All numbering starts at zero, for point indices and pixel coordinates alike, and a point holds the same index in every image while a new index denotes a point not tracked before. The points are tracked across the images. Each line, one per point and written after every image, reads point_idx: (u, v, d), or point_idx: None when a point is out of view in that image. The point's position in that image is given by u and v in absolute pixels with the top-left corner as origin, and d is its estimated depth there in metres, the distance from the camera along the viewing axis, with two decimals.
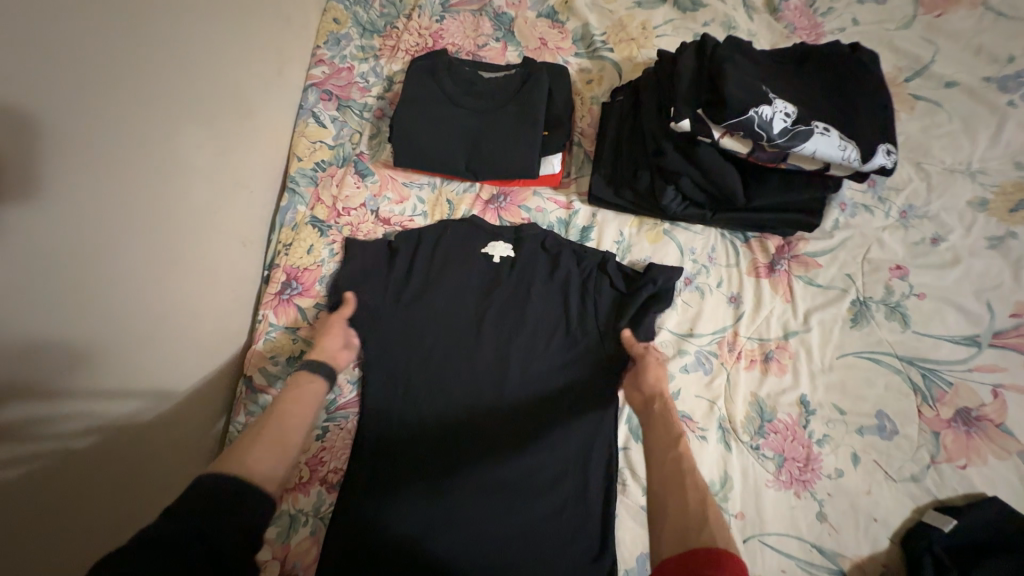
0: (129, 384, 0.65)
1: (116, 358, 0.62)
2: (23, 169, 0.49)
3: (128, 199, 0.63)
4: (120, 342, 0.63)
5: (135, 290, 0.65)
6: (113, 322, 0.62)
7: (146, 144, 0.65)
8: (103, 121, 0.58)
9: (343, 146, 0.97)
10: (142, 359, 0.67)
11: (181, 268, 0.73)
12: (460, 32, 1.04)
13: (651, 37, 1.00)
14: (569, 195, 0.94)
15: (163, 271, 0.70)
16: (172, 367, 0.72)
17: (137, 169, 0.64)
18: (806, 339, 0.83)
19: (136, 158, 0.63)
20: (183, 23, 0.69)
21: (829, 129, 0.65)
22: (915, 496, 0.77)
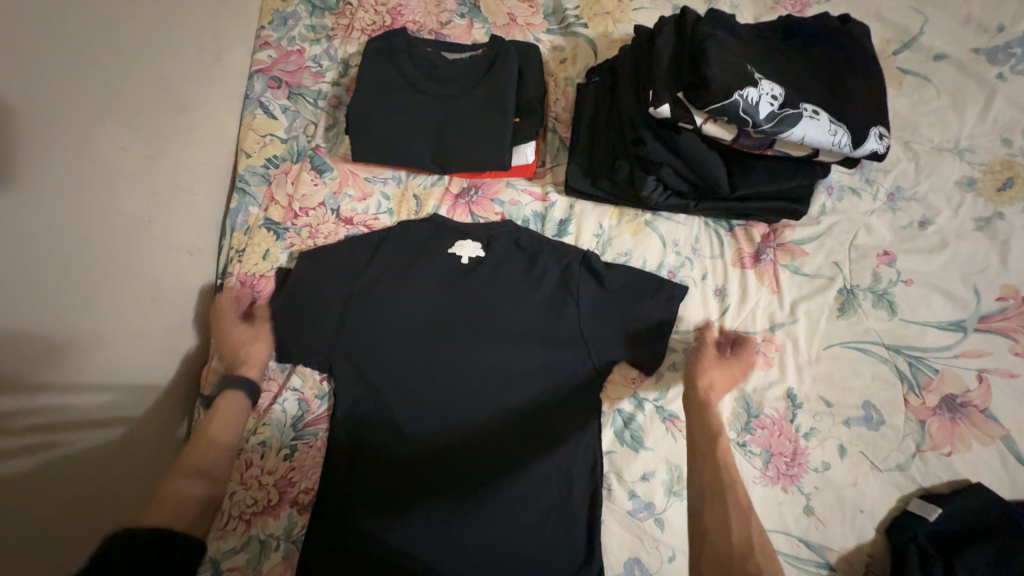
0: (60, 416, 0.58)
1: (37, 394, 0.56)
2: None
3: (30, 215, 0.54)
4: (39, 376, 0.56)
5: (56, 318, 0.58)
6: (30, 356, 0.55)
7: (50, 151, 0.56)
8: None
9: (297, 139, 0.88)
10: (71, 391, 0.60)
11: (110, 287, 0.65)
12: (421, 8, 0.95)
13: (627, 10, 0.92)
14: (545, 186, 0.88)
15: (88, 293, 0.62)
16: (110, 396, 0.66)
17: (38, 180, 0.55)
18: (792, 331, 0.81)
19: (34, 167, 0.55)
20: (87, 5, 0.59)
21: (818, 112, 0.60)
22: (900, 485, 0.76)
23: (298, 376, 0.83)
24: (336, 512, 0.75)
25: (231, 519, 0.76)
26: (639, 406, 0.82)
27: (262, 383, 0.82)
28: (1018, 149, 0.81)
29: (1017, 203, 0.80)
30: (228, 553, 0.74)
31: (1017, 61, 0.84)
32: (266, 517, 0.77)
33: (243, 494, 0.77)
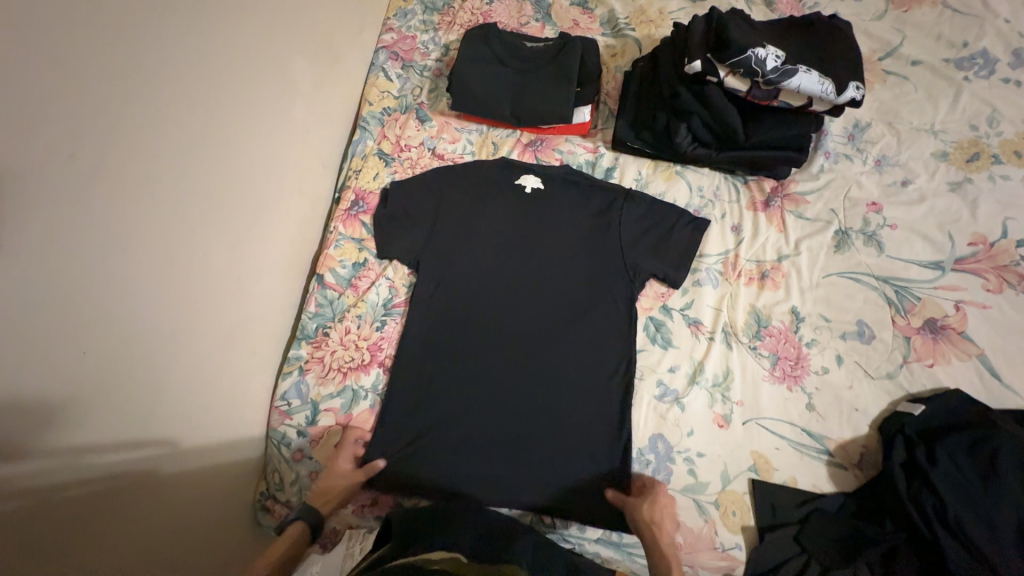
0: (237, 245, 0.82)
1: (232, 225, 0.80)
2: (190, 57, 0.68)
3: (239, 105, 0.79)
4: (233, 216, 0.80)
5: (243, 180, 0.82)
6: (227, 199, 0.79)
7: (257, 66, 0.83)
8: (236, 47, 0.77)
9: (406, 97, 1.15)
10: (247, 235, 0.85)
11: (272, 172, 0.90)
12: (506, 13, 1.24)
13: (667, 20, 1.19)
14: (596, 142, 1.11)
15: (259, 169, 0.86)
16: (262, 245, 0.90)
17: (251, 80, 0.82)
18: (796, 261, 0.98)
19: (252, 77, 0.82)
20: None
21: (811, 69, 0.81)
22: (890, 391, 0.89)
23: (390, 269, 1.03)
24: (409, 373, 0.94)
25: (330, 371, 0.94)
26: (667, 315, 0.97)
27: (361, 272, 1.02)
28: (982, 133, 1.02)
29: (983, 171, 0.99)
30: (326, 397, 0.92)
31: (980, 68, 1.07)
32: (358, 373, 0.94)
33: (342, 353, 0.95)
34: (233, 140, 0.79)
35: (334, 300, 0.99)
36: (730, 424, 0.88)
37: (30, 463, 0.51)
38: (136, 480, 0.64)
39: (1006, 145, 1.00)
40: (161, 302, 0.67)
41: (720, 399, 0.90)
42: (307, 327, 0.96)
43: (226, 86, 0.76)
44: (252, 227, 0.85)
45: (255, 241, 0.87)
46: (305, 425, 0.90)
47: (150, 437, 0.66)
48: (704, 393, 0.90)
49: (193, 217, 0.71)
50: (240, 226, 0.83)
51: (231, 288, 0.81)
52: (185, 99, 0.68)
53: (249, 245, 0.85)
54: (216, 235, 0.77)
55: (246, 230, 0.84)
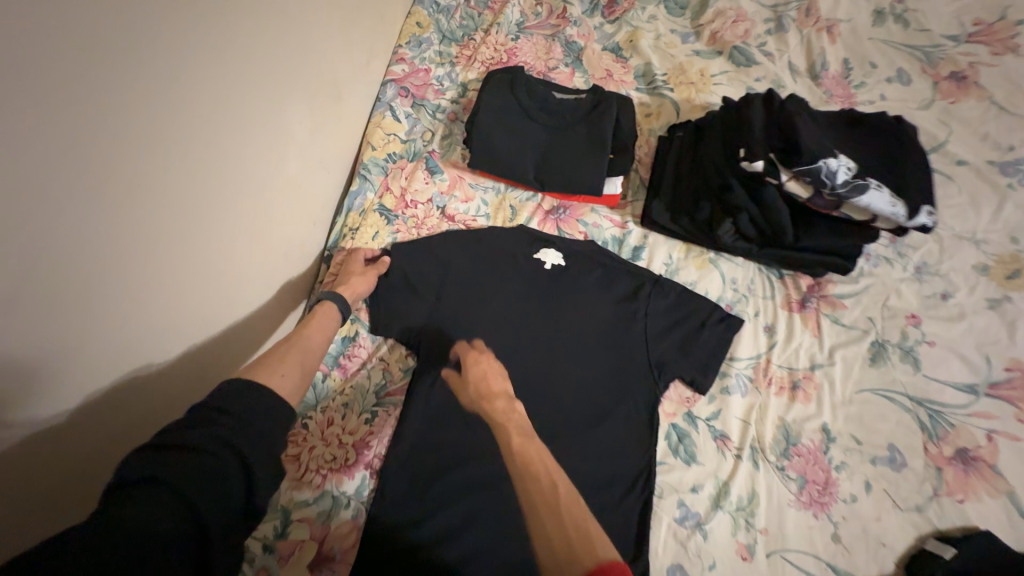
0: (195, 337, 0.67)
1: (194, 312, 0.66)
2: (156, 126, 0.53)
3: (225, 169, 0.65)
4: (191, 304, 0.65)
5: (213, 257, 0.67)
6: (186, 285, 0.63)
7: (260, 114, 0.70)
8: (223, 104, 0.62)
9: (415, 142, 1.01)
10: (211, 324, 0.70)
11: (258, 236, 0.75)
12: (532, 53, 1.12)
13: (708, 84, 1.09)
14: (624, 216, 1.00)
15: (243, 238, 0.72)
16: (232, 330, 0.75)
17: (248, 137, 0.68)
18: (829, 372, 0.91)
19: (248, 134, 0.68)
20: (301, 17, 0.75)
21: (881, 186, 0.73)
22: (918, 525, 0.84)
23: (386, 347, 0.90)
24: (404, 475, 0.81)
25: (308, 471, 0.80)
26: (692, 424, 0.88)
27: (350, 348, 0.89)
28: None
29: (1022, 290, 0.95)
30: (300, 504, 0.78)
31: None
32: (340, 476, 0.81)
33: (323, 449, 0.82)
34: (207, 214, 0.64)
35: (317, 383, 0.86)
36: (753, 556, 0.81)
37: None
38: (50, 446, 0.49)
39: None
40: (89, 414, 0.54)
41: (744, 526, 0.83)
42: None
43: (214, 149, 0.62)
44: (225, 305, 0.71)
45: (221, 324, 0.72)
46: (272, 539, 0.75)
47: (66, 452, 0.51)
48: (727, 518, 0.83)
49: (144, 312, 0.57)
50: (204, 314, 0.68)
51: (189, 376, 0.67)
52: (150, 174, 0.54)
53: (218, 328, 0.71)
54: (176, 323, 0.63)
55: (217, 310, 0.70)
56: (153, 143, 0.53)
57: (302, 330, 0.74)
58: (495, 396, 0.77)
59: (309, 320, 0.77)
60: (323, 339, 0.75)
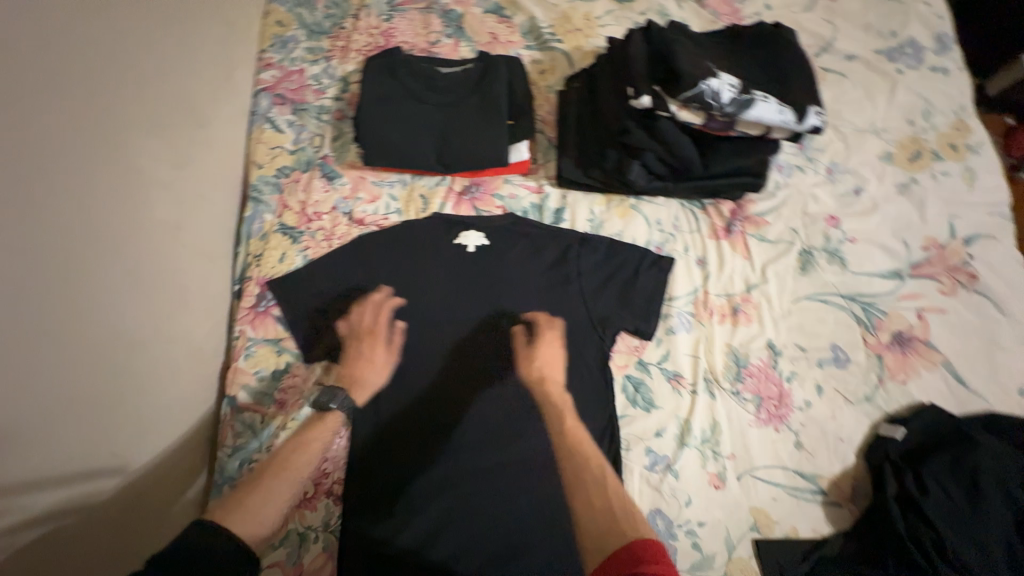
0: (95, 413, 0.61)
1: (84, 389, 0.60)
2: None
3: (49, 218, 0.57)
4: (74, 379, 0.59)
5: (89, 323, 0.61)
6: (63, 363, 0.58)
7: (86, 155, 0.62)
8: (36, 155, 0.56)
9: (304, 150, 0.94)
10: (114, 395, 0.64)
11: (134, 285, 0.68)
12: (411, 30, 1.05)
13: (596, 27, 1.06)
14: (539, 180, 0.97)
15: (113, 291, 0.65)
16: (148, 396, 0.69)
17: (73, 180, 0.60)
18: (765, 290, 0.93)
19: (75, 179, 0.60)
20: (113, 44, 0.68)
21: (768, 96, 0.73)
22: (870, 413, 0.88)
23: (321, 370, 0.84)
24: (369, 496, 0.78)
25: None
26: (645, 371, 0.88)
27: (285, 380, 0.82)
28: (919, 128, 1.01)
29: (925, 169, 0.99)
30: (266, 549, 0.75)
31: (910, 58, 1.06)
32: (302, 510, 0.78)
33: None
34: (59, 278, 0.58)
35: (255, 425, 0.79)
36: (725, 483, 0.83)
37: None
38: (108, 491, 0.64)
39: (942, 137, 1.01)
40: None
41: (712, 456, 0.84)
42: (228, 467, 0.76)
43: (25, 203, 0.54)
44: (113, 368, 0.64)
45: (129, 393, 0.66)
46: None
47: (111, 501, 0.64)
48: (694, 453, 0.84)
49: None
50: (97, 387, 0.62)
51: (89, 451, 0.61)
52: None
53: (112, 395, 0.64)
54: (44, 399, 0.55)
55: (107, 377, 0.63)
56: None
57: (299, 446, 0.71)
58: (553, 393, 0.83)
59: (306, 432, 0.73)
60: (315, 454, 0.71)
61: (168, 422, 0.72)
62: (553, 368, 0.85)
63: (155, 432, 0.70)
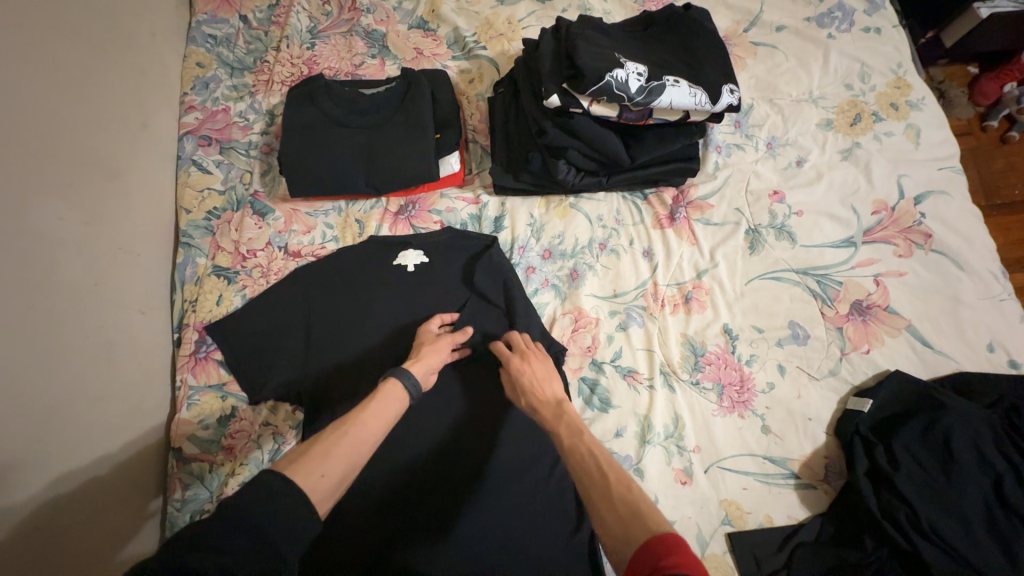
0: (23, 481, 0.60)
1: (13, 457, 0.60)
2: None
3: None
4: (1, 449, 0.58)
5: (8, 393, 0.60)
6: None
7: None
8: None
9: (235, 189, 0.93)
10: (43, 459, 0.63)
11: (50, 347, 0.66)
12: (335, 55, 1.05)
13: (519, 30, 1.05)
14: (475, 191, 0.96)
15: (25, 356, 0.63)
16: (78, 457, 0.68)
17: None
18: (715, 274, 0.91)
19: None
20: (13, 106, 0.67)
21: (679, 80, 0.71)
22: (836, 388, 0.85)
23: (268, 409, 0.83)
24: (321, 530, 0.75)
25: None
26: (599, 370, 0.86)
27: (231, 426, 0.81)
28: (857, 91, 0.99)
29: (867, 131, 0.96)
30: None
31: (840, 22, 1.03)
32: None
33: None
34: None
35: (203, 475, 0.78)
36: (692, 477, 0.80)
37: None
38: (75, 501, 0.67)
39: (882, 98, 0.99)
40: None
41: (676, 451, 0.82)
42: (177, 522, 0.75)
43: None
44: (27, 434, 0.61)
45: (59, 457, 0.65)
46: None
47: (83, 516, 0.67)
48: (659, 450, 0.82)
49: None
50: (25, 454, 0.61)
51: (30, 510, 0.61)
52: None
53: (32, 462, 0.62)
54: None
55: (22, 443, 0.61)
56: None
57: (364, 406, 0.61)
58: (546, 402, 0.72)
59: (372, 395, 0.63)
60: (385, 422, 0.61)
61: (96, 481, 0.70)
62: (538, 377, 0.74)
63: (92, 491, 0.69)
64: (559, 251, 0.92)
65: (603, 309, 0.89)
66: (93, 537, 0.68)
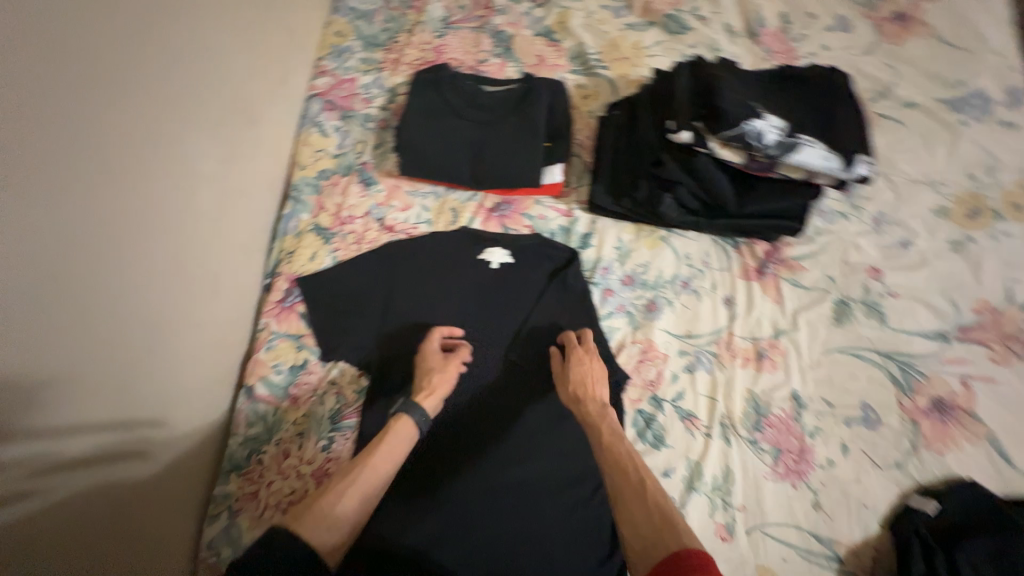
0: (148, 382, 0.67)
1: (144, 357, 0.66)
2: (65, 182, 0.54)
3: (89, 191, 0.57)
4: (134, 348, 0.65)
5: (140, 301, 0.66)
6: (127, 332, 0.63)
7: (152, 145, 0.67)
8: (123, 147, 0.62)
9: (346, 156, 0.98)
10: (160, 365, 0.69)
11: (174, 266, 0.72)
12: (461, 48, 1.09)
13: (643, 56, 1.06)
14: (569, 204, 0.98)
15: (160, 269, 0.69)
16: (184, 371, 0.74)
17: (121, 163, 0.62)
18: (794, 337, 0.89)
19: (131, 160, 0.63)
20: (188, 46, 0.73)
21: (814, 141, 0.71)
22: (900, 481, 0.81)
23: (336, 370, 0.86)
24: None
25: (268, 507, 0.75)
26: (658, 407, 0.85)
27: (301, 376, 0.85)
28: (981, 184, 0.95)
29: (984, 227, 0.93)
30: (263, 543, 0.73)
31: (975, 110, 1.00)
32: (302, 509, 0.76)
33: (280, 483, 0.77)
34: (126, 258, 0.63)
35: (269, 416, 0.82)
36: (733, 535, 0.79)
37: (107, 416, 0.60)
38: (179, 406, 0.73)
39: (1006, 197, 0.94)
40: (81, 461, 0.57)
41: (721, 505, 0.81)
42: (237, 454, 0.79)
43: (59, 177, 0.54)
44: (150, 342, 0.67)
45: (171, 367, 0.71)
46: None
47: (183, 423, 0.73)
48: (703, 500, 0.80)
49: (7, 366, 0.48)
50: (153, 357, 0.68)
51: (150, 404, 0.67)
52: (65, 215, 0.54)
53: (151, 366, 0.68)
54: (66, 377, 0.55)
55: (134, 357, 0.65)
56: (64, 199, 0.54)
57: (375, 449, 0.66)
58: (590, 400, 0.74)
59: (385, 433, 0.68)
60: (394, 462, 0.65)
61: (195, 395, 0.76)
62: (591, 378, 0.77)
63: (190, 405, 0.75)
64: (641, 280, 0.92)
65: (674, 347, 0.89)
66: (187, 440, 0.74)
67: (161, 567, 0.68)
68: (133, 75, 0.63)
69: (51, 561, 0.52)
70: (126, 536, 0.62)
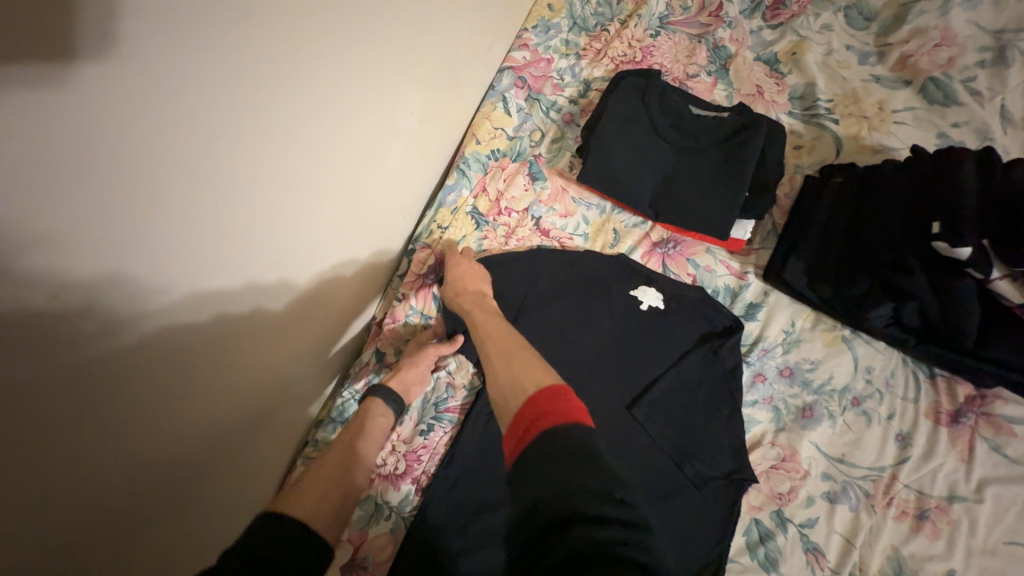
0: (305, 306, 0.68)
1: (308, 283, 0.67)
2: (311, 97, 0.54)
3: (326, 110, 0.58)
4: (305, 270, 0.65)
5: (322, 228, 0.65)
6: (306, 255, 0.64)
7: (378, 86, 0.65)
8: (359, 79, 0.61)
9: (521, 140, 0.92)
10: (319, 295, 0.70)
11: (356, 205, 0.71)
12: (672, 53, 0.97)
13: (888, 121, 0.90)
14: (744, 264, 0.86)
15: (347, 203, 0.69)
16: (327, 311, 0.73)
17: (353, 94, 0.61)
18: (972, 509, 0.72)
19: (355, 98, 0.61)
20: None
21: None
22: None
23: (452, 360, 0.81)
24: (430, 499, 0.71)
25: None
26: (780, 525, 0.73)
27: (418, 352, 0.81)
28: None
29: None
30: None
31: None
32: (386, 484, 0.74)
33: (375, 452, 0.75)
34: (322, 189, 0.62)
35: None
36: None
37: (269, 328, 0.61)
38: (318, 339, 0.73)
39: None
40: (240, 360, 0.58)
41: None
42: (346, 408, 0.77)
43: (287, 90, 0.51)
44: (313, 273, 0.67)
45: (324, 299, 0.72)
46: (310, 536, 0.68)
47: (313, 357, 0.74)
48: None
49: (165, 283, 0.44)
50: (317, 284, 0.69)
51: (302, 327, 0.69)
52: (301, 125, 0.55)
53: (312, 293, 0.68)
54: (222, 298, 0.52)
55: (280, 291, 0.62)
56: (302, 112, 0.54)
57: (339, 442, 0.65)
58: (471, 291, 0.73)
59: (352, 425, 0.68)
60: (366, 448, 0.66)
61: (325, 335, 0.76)
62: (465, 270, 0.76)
63: (318, 344, 0.75)
64: (802, 377, 0.80)
65: (820, 468, 0.76)
66: (313, 372, 0.75)
67: (255, 486, 0.68)
68: (390, 13, 0.62)
69: (184, 448, 0.52)
70: (247, 442, 0.64)
